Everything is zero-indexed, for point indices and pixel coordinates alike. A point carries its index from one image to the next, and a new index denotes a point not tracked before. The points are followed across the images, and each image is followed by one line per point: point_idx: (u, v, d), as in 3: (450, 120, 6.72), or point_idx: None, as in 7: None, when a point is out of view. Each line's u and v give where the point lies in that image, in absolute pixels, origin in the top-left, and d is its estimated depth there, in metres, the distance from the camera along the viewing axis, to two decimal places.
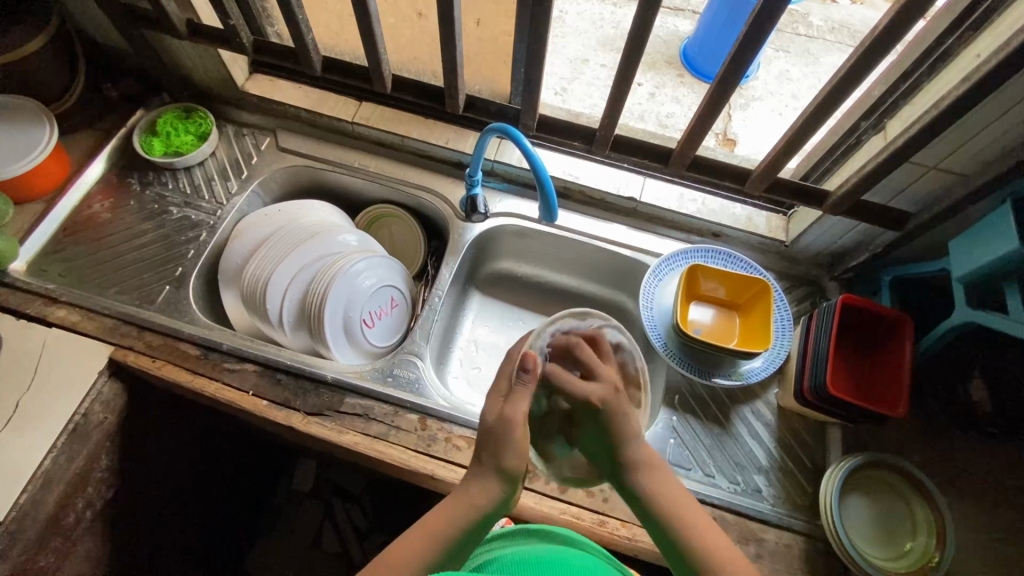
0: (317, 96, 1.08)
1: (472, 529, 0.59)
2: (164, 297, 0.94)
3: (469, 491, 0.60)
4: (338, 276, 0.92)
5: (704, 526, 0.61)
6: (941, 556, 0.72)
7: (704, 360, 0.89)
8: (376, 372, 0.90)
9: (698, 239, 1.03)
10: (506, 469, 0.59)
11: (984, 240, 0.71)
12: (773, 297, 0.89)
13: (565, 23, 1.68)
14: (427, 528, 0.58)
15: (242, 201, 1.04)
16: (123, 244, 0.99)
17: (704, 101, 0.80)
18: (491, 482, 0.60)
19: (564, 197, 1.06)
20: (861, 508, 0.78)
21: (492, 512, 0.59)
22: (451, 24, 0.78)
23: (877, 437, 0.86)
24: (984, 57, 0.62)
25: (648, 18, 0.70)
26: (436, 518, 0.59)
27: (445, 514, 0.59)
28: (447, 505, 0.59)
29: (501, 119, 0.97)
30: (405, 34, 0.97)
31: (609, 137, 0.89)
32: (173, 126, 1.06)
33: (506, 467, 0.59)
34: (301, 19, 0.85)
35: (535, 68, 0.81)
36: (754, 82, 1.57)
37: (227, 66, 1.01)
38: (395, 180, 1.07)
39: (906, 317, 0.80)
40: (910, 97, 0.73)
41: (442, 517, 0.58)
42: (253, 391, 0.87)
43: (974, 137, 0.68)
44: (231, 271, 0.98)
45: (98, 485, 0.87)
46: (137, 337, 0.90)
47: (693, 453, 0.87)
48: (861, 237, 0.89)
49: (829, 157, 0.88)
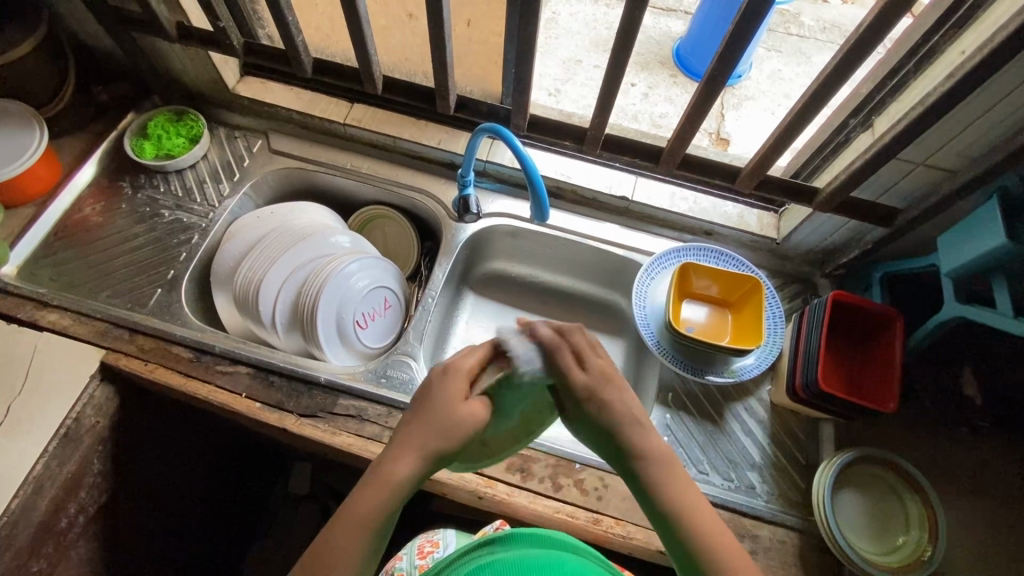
0: (309, 97, 1.08)
1: (401, 501, 0.55)
2: (156, 301, 0.94)
3: (390, 467, 0.55)
4: (331, 277, 0.92)
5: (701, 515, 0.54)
6: (932, 552, 0.72)
7: (696, 357, 0.89)
8: (370, 373, 0.90)
9: (691, 237, 1.04)
10: (435, 450, 0.55)
11: (972, 236, 0.72)
12: (765, 293, 0.89)
13: (559, 23, 1.68)
14: (353, 516, 0.53)
15: (235, 203, 1.04)
16: (114, 248, 0.99)
17: (694, 97, 0.80)
18: (415, 460, 0.55)
19: (556, 197, 1.06)
20: (854, 503, 0.79)
21: (411, 489, 0.55)
22: (441, 25, 0.78)
23: (869, 433, 0.86)
24: (969, 54, 0.62)
25: (636, 17, 0.71)
26: (362, 501, 0.53)
27: (364, 501, 0.53)
28: (365, 486, 0.54)
29: (492, 119, 0.98)
30: (396, 35, 0.97)
31: (600, 137, 0.90)
32: (165, 128, 1.06)
33: (432, 450, 0.55)
34: (290, 20, 0.84)
35: (525, 69, 0.81)
36: (747, 82, 1.57)
37: (218, 68, 1.01)
38: (388, 181, 1.07)
39: (896, 313, 0.81)
40: (897, 94, 0.74)
41: (368, 498, 0.53)
42: (246, 393, 0.86)
43: (958, 136, 0.69)
44: (223, 273, 0.98)
45: (90, 490, 0.87)
46: (129, 340, 0.90)
47: (687, 452, 0.87)
48: (852, 234, 0.90)
49: (818, 156, 0.89)
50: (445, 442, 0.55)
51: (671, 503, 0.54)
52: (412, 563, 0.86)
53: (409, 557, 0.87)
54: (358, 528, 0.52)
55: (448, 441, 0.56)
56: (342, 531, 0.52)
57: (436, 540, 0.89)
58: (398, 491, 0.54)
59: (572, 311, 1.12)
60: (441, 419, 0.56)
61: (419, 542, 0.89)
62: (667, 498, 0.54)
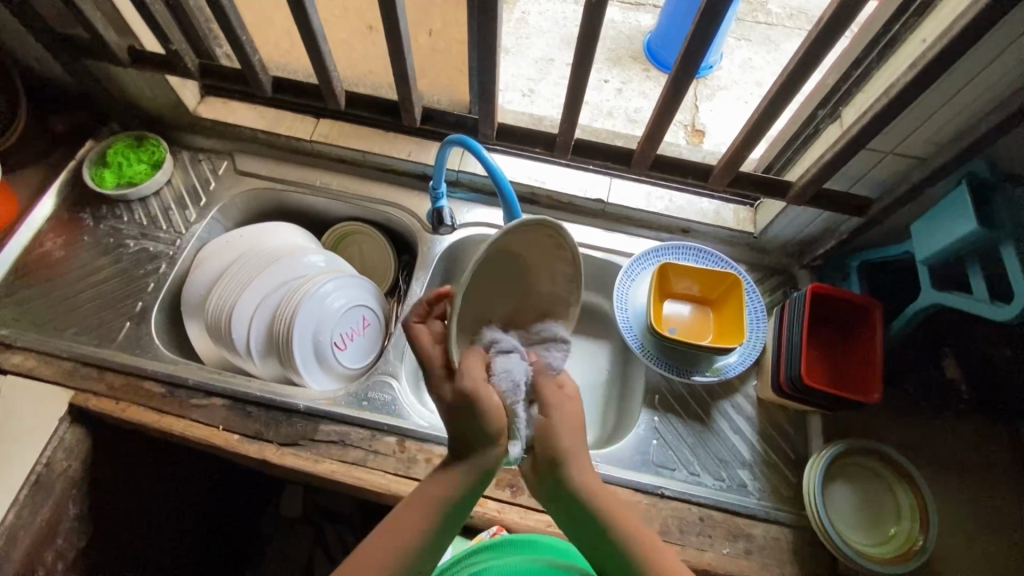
0: (273, 115, 1.06)
1: (470, 491, 0.56)
2: (125, 335, 0.91)
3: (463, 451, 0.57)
4: (305, 299, 0.90)
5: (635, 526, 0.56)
6: (924, 540, 0.72)
7: (679, 358, 0.88)
8: (350, 396, 0.87)
9: (668, 236, 1.03)
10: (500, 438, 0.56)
11: (943, 224, 0.72)
12: (745, 289, 0.89)
13: (528, 23, 1.67)
14: (428, 490, 0.56)
15: (202, 228, 1.02)
16: (79, 282, 0.95)
17: (665, 89, 0.77)
18: (484, 448, 0.56)
19: (531, 203, 1.05)
20: (845, 495, 0.78)
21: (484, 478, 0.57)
22: (399, 37, 0.76)
23: (855, 423, 0.86)
24: (930, 42, 0.62)
25: (597, 20, 0.69)
26: (436, 481, 0.56)
27: (436, 488, 0.56)
28: (441, 474, 0.57)
29: (460, 129, 0.95)
30: (358, 49, 0.95)
31: (569, 141, 0.88)
32: (125, 156, 1.03)
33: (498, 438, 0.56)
34: (245, 40, 0.81)
35: (489, 77, 0.79)
36: (719, 72, 1.58)
37: (177, 92, 0.99)
38: (360, 197, 1.05)
39: (875, 302, 0.80)
40: (862, 84, 0.74)
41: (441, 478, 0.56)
42: (223, 425, 0.84)
43: (924, 123, 0.69)
44: (195, 302, 0.95)
45: (68, 535, 0.84)
46: (98, 379, 0.87)
47: (677, 454, 0.86)
48: (826, 226, 0.90)
49: (789, 148, 0.89)
50: (487, 421, 0.54)
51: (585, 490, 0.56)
52: None
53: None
54: (424, 511, 0.55)
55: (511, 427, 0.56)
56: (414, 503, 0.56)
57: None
58: (470, 477, 0.56)
59: None
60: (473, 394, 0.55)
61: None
62: (587, 486, 0.56)
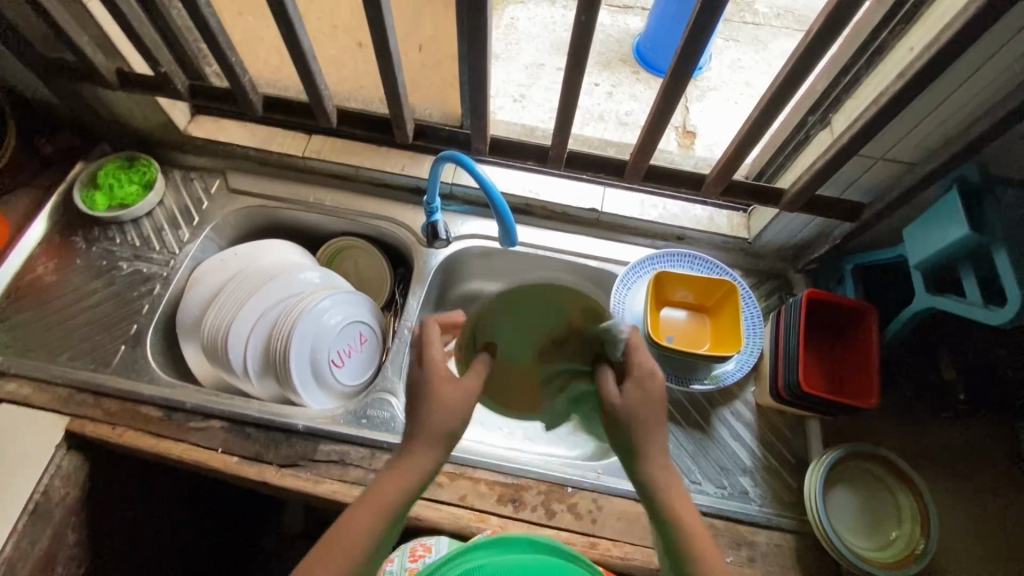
0: (265, 133, 1.05)
1: (417, 493, 0.57)
2: (120, 359, 0.90)
3: (409, 456, 0.57)
4: (302, 317, 0.90)
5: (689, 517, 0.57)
6: (925, 544, 0.72)
7: (678, 366, 0.89)
8: (349, 414, 0.87)
9: (663, 243, 1.03)
10: (451, 434, 0.58)
11: (936, 229, 0.72)
12: (740, 296, 0.89)
13: (517, 28, 1.68)
14: (372, 500, 0.56)
15: (196, 248, 1.01)
16: (72, 305, 0.95)
17: (660, 92, 0.76)
18: (431, 451, 0.57)
19: (526, 214, 1.05)
20: (847, 499, 0.79)
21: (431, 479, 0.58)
22: (389, 55, 0.76)
23: (855, 426, 0.87)
24: (917, 51, 0.63)
25: (586, 35, 0.69)
26: (383, 488, 0.56)
27: (387, 488, 0.56)
28: (391, 474, 0.57)
29: (452, 144, 0.95)
30: (348, 65, 0.95)
31: (562, 154, 0.88)
32: (116, 177, 1.02)
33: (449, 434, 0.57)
34: (234, 61, 0.81)
35: (480, 92, 0.79)
36: (708, 73, 1.58)
37: (167, 112, 0.99)
38: (354, 212, 1.05)
39: (871, 306, 0.81)
40: (851, 91, 0.75)
41: (386, 486, 0.56)
42: (222, 448, 0.83)
43: (914, 129, 0.69)
44: (190, 323, 0.95)
45: (68, 562, 0.83)
46: (94, 404, 0.86)
47: (677, 462, 0.86)
48: (819, 230, 0.90)
49: (781, 154, 0.89)
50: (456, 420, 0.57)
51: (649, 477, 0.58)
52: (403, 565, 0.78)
53: (399, 559, 0.79)
54: (377, 513, 0.56)
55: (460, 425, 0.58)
56: (359, 513, 0.56)
57: (427, 541, 0.80)
58: (417, 481, 0.57)
59: None
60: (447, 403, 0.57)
61: (410, 545, 0.80)
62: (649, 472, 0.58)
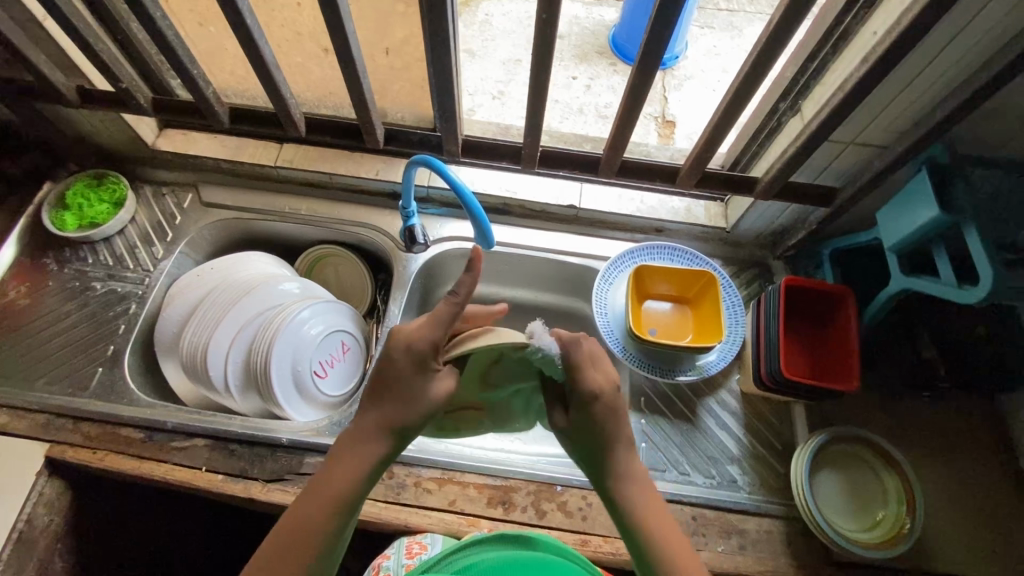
0: (235, 143, 1.04)
1: (370, 481, 0.54)
2: (98, 381, 0.89)
3: (358, 441, 0.53)
4: (281, 329, 0.89)
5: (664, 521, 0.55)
6: (911, 523, 0.73)
7: (661, 359, 0.89)
8: (333, 425, 0.86)
9: (643, 236, 1.04)
10: (399, 426, 0.54)
11: (907, 210, 0.72)
12: (720, 286, 0.90)
13: (492, 25, 1.67)
14: (320, 490, 0.52)
15: (171, 264, 1.00)
16: (47, 329, 0.93)
17: (629, 84, 0.75)
18: (381, 436, 0.53)
19: (505, 213, 1.04)
20: (833, 483, 0.79)
21: (384, 466, 0.55)
22: (352, 61, 0.75)
23: (838, 409, 0.88)
24: (880, 35, 0.63)
25: (550, 32, 0.68)
26: (330, 476, 0.52)
27: (338, 473, 0.52)
28: (339, 460, 0.53)
29: (425, 147, 0.94)
30: (314, 71, 0.93)
31: (535, 152, 0.88)
32: (85, 196, 1.00)
33: (397, 424, 0.53)
34: (196, 73, 0.80)
35: (448, 94, 0.78)
36: (684, 61, 1.58)
37: (134, 128, 0.97)
38: (330, 219, 1.04)
39: (848, 290, 0.81)
40: (819, 77, 0.75)
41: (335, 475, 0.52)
42: (206, 466, 0.82)
43: (881, 113, 0.70)
44: (168, 341, 0.93)
45: None
46: (73, 429, 0.85)
47: (666, 455, 0.86)
48: (795, 216, 0.91)
49: (755, 142, 0.89)
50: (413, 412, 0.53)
51: (628, 501, 0.55)
52: (398, 564, 0.75)
53: (395, 556, 0.76)
54: (327, 503, 0.51)
55: (405, 414, 0.54)
56: (308, 503, 0.51)
57: (422, 540, 0.77)
58: (369, 466, 0.53)
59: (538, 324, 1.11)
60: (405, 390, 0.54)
61: (405, 542, 0.77)
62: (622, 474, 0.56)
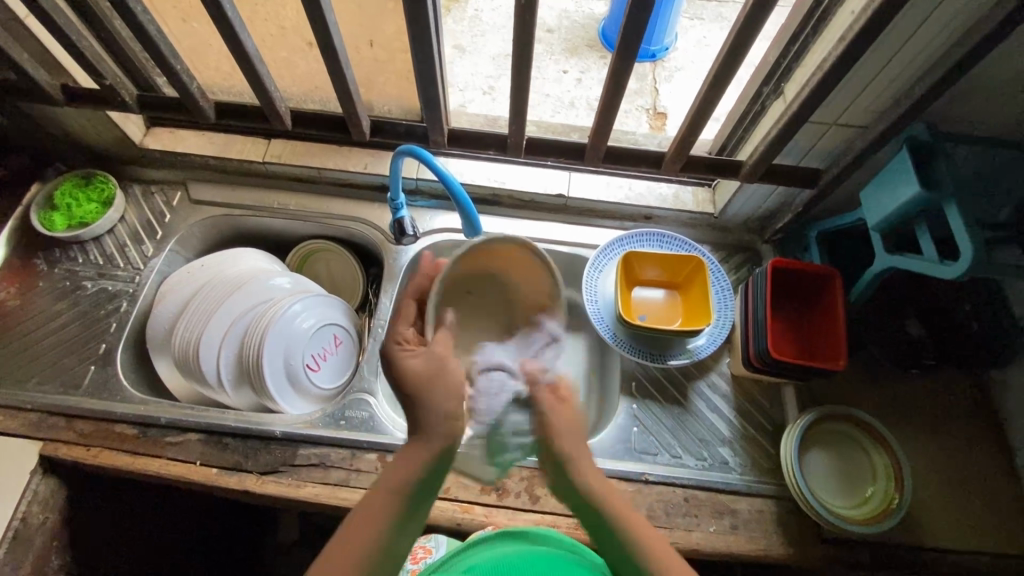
0: (223, 140, 1.04)
1: (430, 477, 0.56)
2: (90, 379, 0.89)
3: (417, 438, 0.57)
4: (272, 323, 0.89)
5: (632, 516, 0.57)
6: (899, 498, 0.74)
7: (651, 343, 0.89)
8: (327, 417, 0.87)
9: (632, 224, 1.04)
10: (452, 413, 0.57)
11: (889, 189, 0.73)
12: (709, 270, 0.90)
13: (482, 20, 1.67)
14: (381, 486, 0.55)
15: (162, 261, 1.00)
16: (38, 329, 0.93)
17: (610, 71, 0.76)
18: (438, 430, 0.56)
19: (494, 204, 1.05)
20: (822, 461, 0.80)
21: (441, 463, 0.56)
22: (335, 53, 0.75)
23: (828, 389, 0.88)
24: (857, 14, 0.63)
25: (530, 19, 0.68)
26: (392, 472, 0.56)
27: (399, 469, 0.56)
28: (399, 458, 0.56)
29: (411, 139, 0.95)
30: (299, 65, 0.93)
31: (522, 142, 0.88)
32: (73, 196, 1.00)
33: (450, 413, 0.57)
34: (180, 69, 0.80)
35: (431, 84, 0.79)
36: (675, 53, 1.59)
37: (121, 126, 0.97)
38: (320, 214, 1.04)
39: (834, 270, 0.82)
40: (801, 58, 0.75)
41: (396, 470, 0.56)
42: (200, 460, 0.83)
43: (861, 93, 0.70)
44: (161, 337, 0.93)
45: None
46: (67, 427, 0.85)
47: (658, 438, 0.87)
48: (782, 199, 0.91)
49: (740, 126, 0.90)
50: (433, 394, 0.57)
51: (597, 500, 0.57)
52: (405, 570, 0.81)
53: None
54: (387, 498, 0.55)
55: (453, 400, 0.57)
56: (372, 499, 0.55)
57: (430, 548, 0.84)
58: (427, 461, 0.56)
59: None
60: (438, 377, 0.58)
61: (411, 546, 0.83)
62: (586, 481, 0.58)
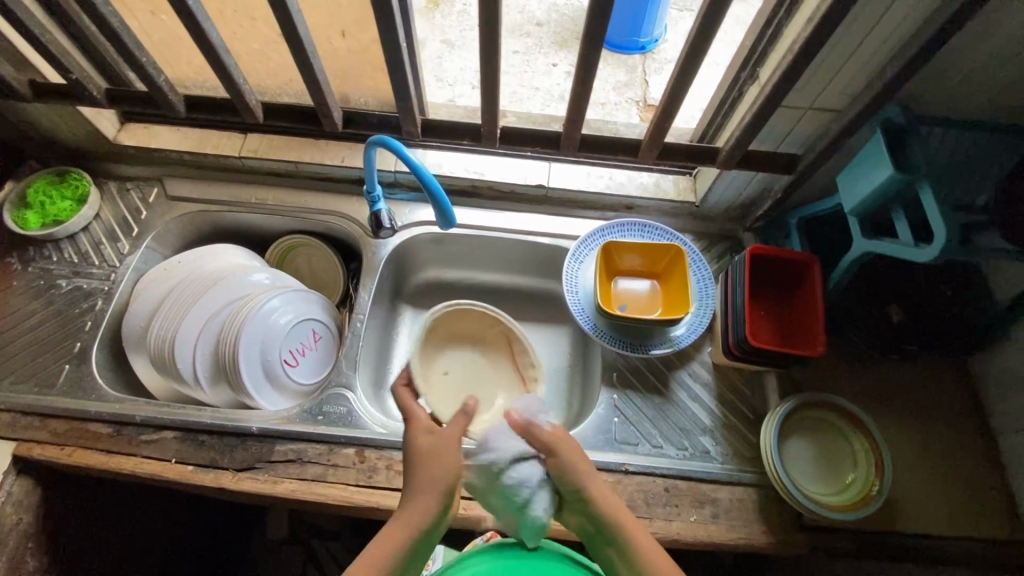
0: (198, 135, 1.03)
1: (429, 533, 0.59)
2: (65, 378, 0.88)
3: (421, 497, 0.59)
4: (249, 320, 0.88)
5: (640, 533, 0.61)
6: (879, 486, 0.74)
7: (631, 333, 0.89)
8: (305, 413, 0.86)
9: (613, 214, 1.03)
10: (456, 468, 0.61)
11: (864, 172, 0.72)
12: (688, 259, 0.90)
13: (470, 14, 1.66)
14: (387, 537, 0.57)
15: (137, 259, 0.98)
16: (12, 329, 0.92)
17: (580, 57, 0.74)
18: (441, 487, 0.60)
19: (474, 196, 1.04)
20: (803, 450, 0.80)
21: (439, 519, 0.60)
22: (300, 42, 0.73)
23: (808, 377, 0.88)
24: None
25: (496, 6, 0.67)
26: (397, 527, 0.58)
27: (402, 524, 0.58)
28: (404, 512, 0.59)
29: (386, 130, 0.93)
30: (271, 57, 0.92)
31: (496, 131, 0.87)
32: (47, 194, 0.99)
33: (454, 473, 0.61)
34: (145, 61, 0.79)
35: (400, 73, 0.77)
36: (664, 45, 1.57)
37: (92, 122, 0.96)
38: (298, 208, 1.03)
39: (813, 257, 0.82)
40: (775, 42, 0.74)
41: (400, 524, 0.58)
42: (176, 458, 0.82)
43: (834, 76, 0.70)
44: (136, 336, 0.92)
45: None
46: (41, 427, 0.84)
47: (638, 428, 0.86)
48: (761, 186, 0.91)
49: (719, 113, 0.89)
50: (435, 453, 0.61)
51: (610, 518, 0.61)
52: None
53: None
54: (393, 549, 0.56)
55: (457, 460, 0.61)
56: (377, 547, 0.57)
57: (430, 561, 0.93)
58: (430, 517, 0.59)
59: (515, 308, 1.10)
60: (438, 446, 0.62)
61: None
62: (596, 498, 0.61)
